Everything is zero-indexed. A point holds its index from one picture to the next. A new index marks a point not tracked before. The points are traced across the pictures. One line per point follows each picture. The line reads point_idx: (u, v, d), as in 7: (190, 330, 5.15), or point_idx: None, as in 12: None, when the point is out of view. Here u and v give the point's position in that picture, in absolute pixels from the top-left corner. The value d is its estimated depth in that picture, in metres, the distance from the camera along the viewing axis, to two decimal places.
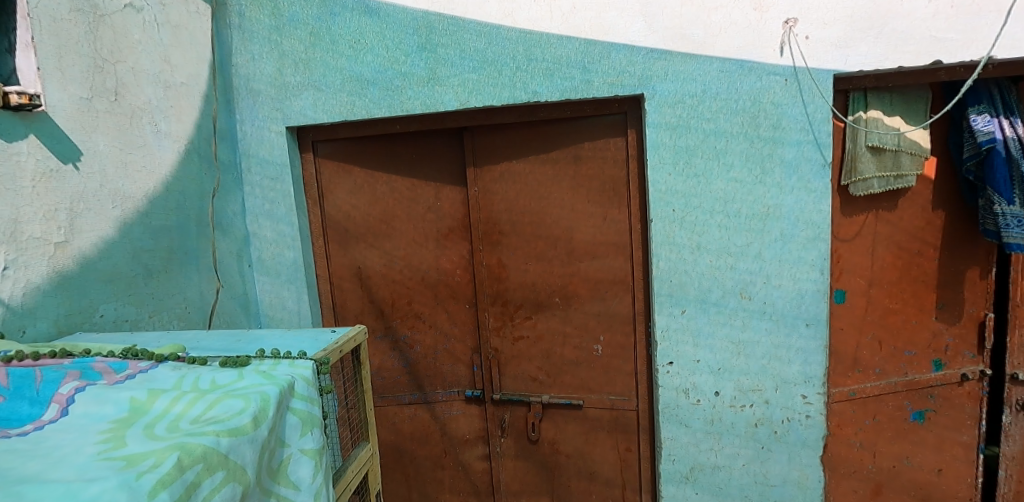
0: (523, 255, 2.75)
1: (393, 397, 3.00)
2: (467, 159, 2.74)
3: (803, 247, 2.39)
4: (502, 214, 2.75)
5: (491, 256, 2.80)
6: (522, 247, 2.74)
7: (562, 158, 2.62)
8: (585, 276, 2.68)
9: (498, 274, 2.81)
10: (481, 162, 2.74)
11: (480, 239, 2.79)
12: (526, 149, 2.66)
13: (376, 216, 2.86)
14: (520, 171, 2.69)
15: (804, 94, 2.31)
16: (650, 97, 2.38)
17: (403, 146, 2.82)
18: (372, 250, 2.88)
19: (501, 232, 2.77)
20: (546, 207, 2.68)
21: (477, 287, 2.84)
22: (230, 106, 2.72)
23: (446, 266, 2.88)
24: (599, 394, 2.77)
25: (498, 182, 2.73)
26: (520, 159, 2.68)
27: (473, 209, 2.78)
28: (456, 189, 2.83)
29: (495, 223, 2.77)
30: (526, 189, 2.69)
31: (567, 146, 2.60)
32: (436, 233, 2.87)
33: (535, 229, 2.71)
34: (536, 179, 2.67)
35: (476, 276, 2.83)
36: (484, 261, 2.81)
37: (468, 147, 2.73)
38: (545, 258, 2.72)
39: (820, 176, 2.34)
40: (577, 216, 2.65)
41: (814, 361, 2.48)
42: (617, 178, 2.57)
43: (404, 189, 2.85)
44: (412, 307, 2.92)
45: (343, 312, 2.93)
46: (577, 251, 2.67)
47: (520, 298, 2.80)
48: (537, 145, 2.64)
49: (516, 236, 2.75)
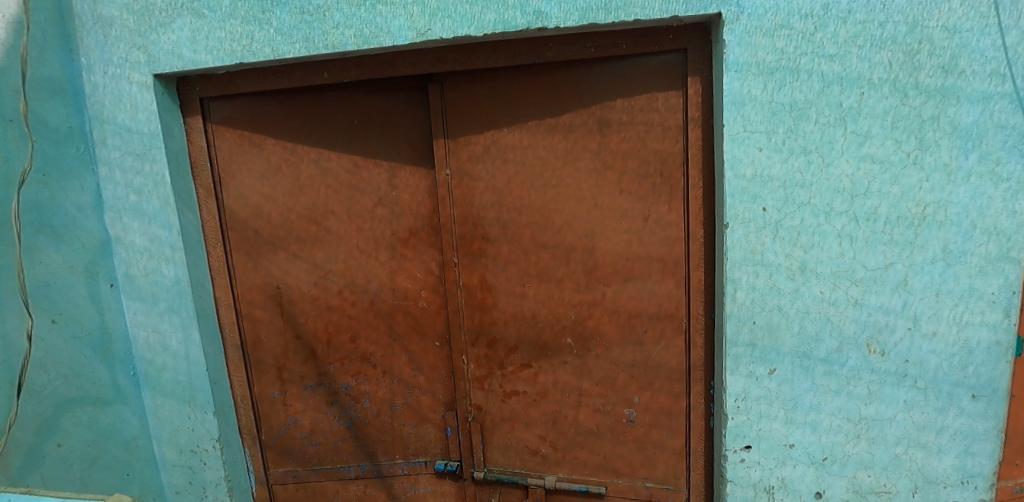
0: (518, 273, 1.80)
1: (333, 470, 2.10)
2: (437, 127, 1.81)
3: (978, 273, 1.44)
4: (487, 210, 1.80)
5: (469, 274, 1.86)
6: (516, 262, 1.80)
7: (582, 124, 1.66)
8: (613, 308, 1.74)
9: (480, 301, 1.87)
10: (456, 132, 1.79)
11: (454, 248, 1.86)
12: (526, 112, 1.70)
13: (300, 212, 1.92)
14: (517, 144, 1.73)
15: (1001, 11, 1.33)
16: (732, 18, 1.41)
17: (340, 108, 1.87)
18: (296, 262, 1.94)
19: (485, 238, 1.82)
20: (553, 201, 1.72)
21: (452, 318, 1.92)
22: (70, 44, 1.77)
23: (405, 286, 1.95)
24: (631, 479, 1.86)
25: (481, 163, 1.78)
26: (515, 129, 1.72)
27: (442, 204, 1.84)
28: (421, 172, 1.89)
29: (475, 224, 1.82)
30: (523, 172, 1.73)
31: (588, 105, 1.64)
32: (390, 237, 1.93)
33: (538, 235, 1.76)
34: (538, 157, 1.71)
35: (449, 303, 1.91)
36: (460, 281, 1.88)
37: (436, 108, 1.79)
38: (549, 280, 1.78)
39: (1020, 153, 1.38)
40: (602, 216, 1.69)
41: (980, 452, 1.54)
42: (667, 157, 1.61)
43: (343, 171, 1.90)
44: (357, 345, 1.99)
45: (255, 352, 2.01)
46: (602, 269, 1.72)
47: (513, 337, 1.86)
48: (543, 104, 1.68)
49: (506, 244, 1.80)
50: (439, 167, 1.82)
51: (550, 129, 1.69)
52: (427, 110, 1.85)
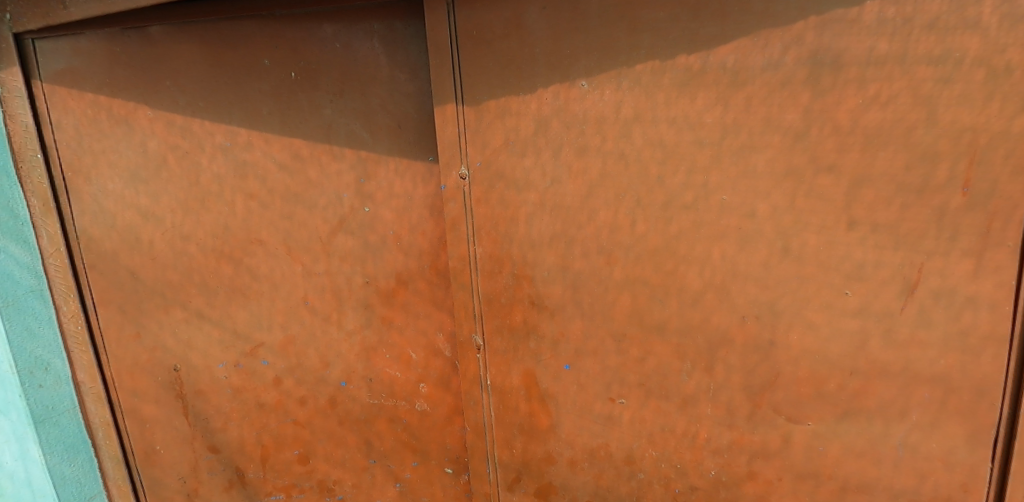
0: (601, 378, 0.90)
1: None
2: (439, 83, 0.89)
3: None
4: (541, 251, 0.89)
5: (505, 368, 0.97)
6: (598, 356, 0.90)
7: (766, 68, 0.72)
8: (808, 470, 0.82)
9: (525, 420, 0.98)
10: (478, 91, 0.88)
11: (476, 317, 0.96)
12: (633, 43, 0.78)
13: (203, 241, 1.06)
14: (609, 115, 0.82)
15: None
16: None
17: (261, 51, 0.98)
18: (200, 329, 1.10)
19: (535, 306, 0.92)
20: (685, 241, 0.81)
21: (471, 440, 1.04)
22: None
23: (390, 376, 1.08)
24: None
25: (531, 154, 0.87)
26: (606, 81, 0.80)
27: (451, 233, 0.94)
28: (413, 170, 1.00)
29: (517, 276, 0.92)
30: (621, 175, 0.83)
31: (786, 20, 0.70)
32: (362, 288, 1.06)
33: (649, 307, 0.85)
34: (653, 144, 0.80)
35: (467, 415, 1.03)
36: (486, 380, 0.99)
37: (438, 43, 0.87)
38: (668, 397, 0.87)
39: None
40: (796, 277, 0.76)
41: None
42: (992, 146, 0.65)
43: (275, 167, 1.03)
44: (312, 469, 1.15)
45: (151, 468, 1.20)
46: (787, 390, 0.80)
47: (587, 489, 0.97)
48: (674, 23, 0.75)
49: (579, 318, 0.90)
50: (446, 162, 0.91)
51: (686, 81, 0.77)
52: (424, 50, 0.94)
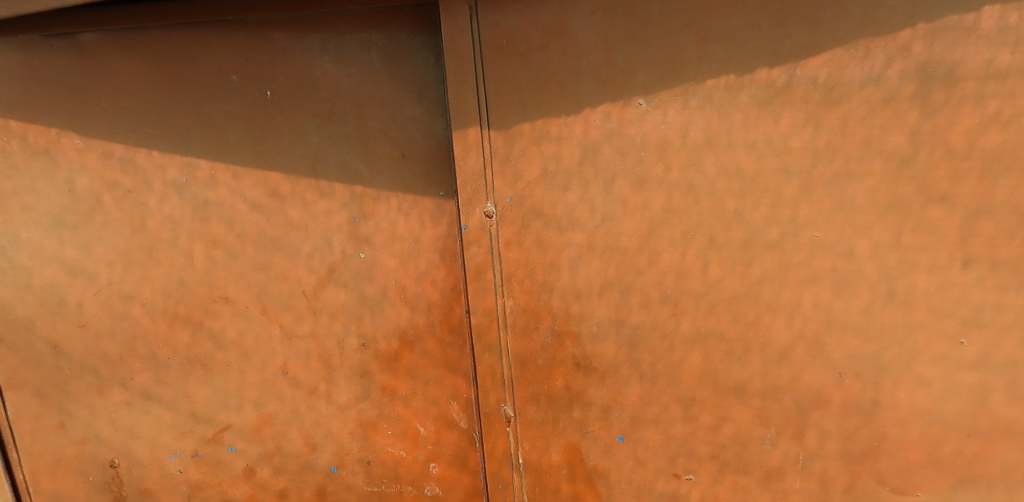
0: (663, 450, 0.76)
1: None
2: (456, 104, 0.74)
3: None
4: (589, 302, 0.75)
5: (543, 445, 0.80)
6: (660, 425, 0.75)
7: (866, 83, 0.62)
8: None
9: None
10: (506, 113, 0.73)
11: (505, 386, 0.80)
12: (703, 55, 0.66)
13: (150, 302, 0.84)
14: (674, 140, 0.69)
15: None
16: None
17: (230, 65, 0.79)
18: (154, 413, 0.86)
19: (580, 368, 0.77)
20: (769, 286, 0.69)
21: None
22: None
23: (393, 456, 0.89)
24: None
25: (576, 186, 0.72)
26: (671, 99, 0.67)
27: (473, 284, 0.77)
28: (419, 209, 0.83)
29: (557, 333, 0.77)
30: (688, 210, 0.70)
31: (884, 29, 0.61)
32: (358, 352, 0.87)
33: (725, 366, 0.72)
34: (728, 173, 0.68)
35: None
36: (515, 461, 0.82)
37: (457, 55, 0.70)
38: (746, 471, 0.73)
39: None
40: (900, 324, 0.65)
41: None
42: None
43: (246, 206, 0.83)
44: None
45: None
46: (893, 457, 0.68)
47: None
48: (754, 33, 0.64)
49: (635, 381, 0.75)
50: (469, 197, 0.74)
51: (769, 98, 0.65)
52: (433, 66, 0.80)
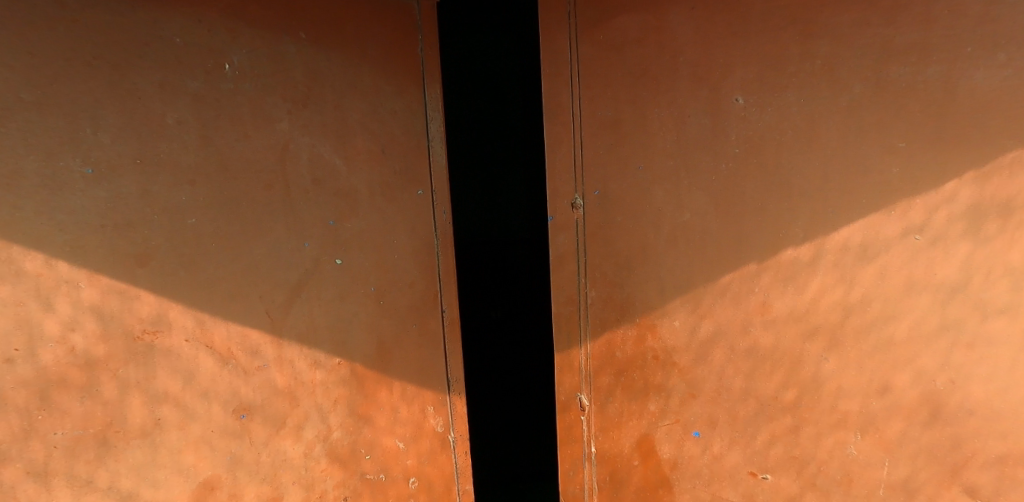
0: (730, 448, 1.21)
1: None
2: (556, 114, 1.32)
3: None
4: (670, 297, 1.24)
5: (616, 432, 1.34)
6: (722, 418, 1.21)
7: (907, 233, 1.04)
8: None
9: (637, 484, 1.32)
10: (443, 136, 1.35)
11: (580, 374, 1.37)
12: (808, 52, 1.08)
13: (73, 346, 0.77)
14: (851, 245, 1.08)
15: None
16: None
17: (172, 30, 0.90)
18: (107, 472, 0.80)
19: (657, 358, 1.26)
20: (874, 338, 1.07)
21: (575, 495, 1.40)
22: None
23: (371, 471, 1.15)
24: None
25: (653, 164, 1.22)
26: (762, 93, 1.12)
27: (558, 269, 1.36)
28: (395, 205, 1.23)
29: (639, 330, 1.28)
30: (731, 199, 1.16)
31: (944, 176, 1.00)
32: (337, 368, 1.10)
33: (818, 373, 1.12)
34: (755, 191, 1.15)
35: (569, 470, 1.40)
36: (587, 447, 1.38)
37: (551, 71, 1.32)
38: (808, 453, 1.15)
39: None
40: (918, 355, 1.05)
41: None
42: None
43: (205, 357, 0.91)
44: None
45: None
46: (911, 424, 1.06)
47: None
48: (858, 36, 1.03)
49: (716, 377, 1.21)
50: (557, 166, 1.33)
51: (834, 259, 1.09)
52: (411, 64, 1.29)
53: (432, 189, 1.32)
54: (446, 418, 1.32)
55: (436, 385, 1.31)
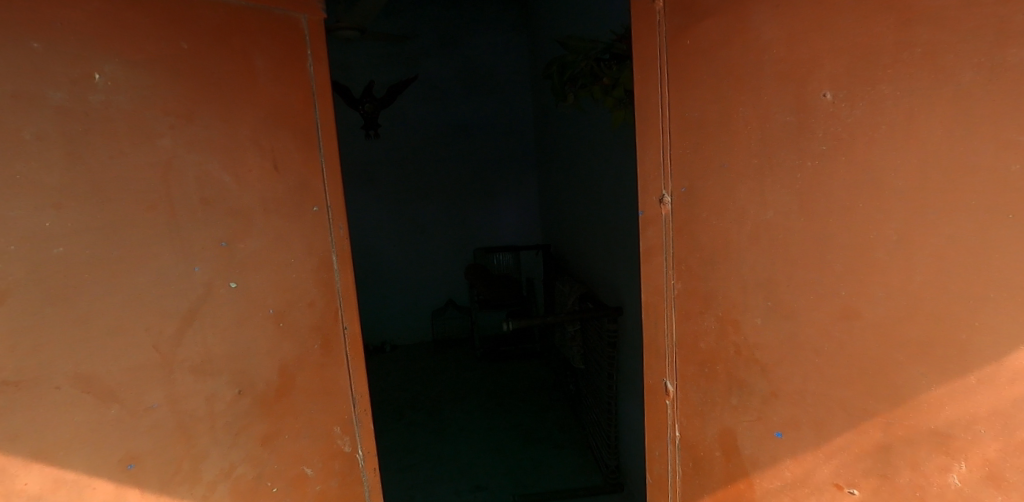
0: (810, 451, 1.22)
1: None
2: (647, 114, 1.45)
3: None
4: (750, 294, 1.27)
5: (700, 418, 1.48)
6: (807, 421, 1.21)
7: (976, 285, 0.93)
8: None
9: (720, 474, 1.45)
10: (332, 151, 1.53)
11: (666, 358, 1.55)
12: (902, 40, 0.95)
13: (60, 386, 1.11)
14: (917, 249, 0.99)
15: None
16: None
17: (59, 73, 1.10)
18: (27, 478, 1.09)
19: (739, 352, 1.33)
20: (945, 366, 0.98)
21: (662, 474, 1.65)
22: None
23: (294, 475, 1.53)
24: None
25: (734, 167, 1.25)
26: (855, 87, 1.02)
27: (648, 260, 1.53)
28: (274, 222, 1.43)
29: (722, 323, 1.36)
30: (817, 205, 1.11)
31: None
32: (241, 396, 1.39)
33: (903, 383, 1.04)
34: (848, 192, 1.06)
35: (656, 451, 1.66)
36: (675, 431, 1.57)
37: (644, 72, 1.44)
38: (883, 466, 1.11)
39: None
40: (930, 388, 1.01)
41: None
42: None
43: (94, 399, 1.16)
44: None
45: None
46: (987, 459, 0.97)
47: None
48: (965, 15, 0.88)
49: (801, 381, 1.21)
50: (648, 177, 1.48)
51: (900, 293, 1.02)
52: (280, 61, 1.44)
53: (325, 205, 1.53)
54: (352, 441, 1.65)
55: (341, 408, 1.62)
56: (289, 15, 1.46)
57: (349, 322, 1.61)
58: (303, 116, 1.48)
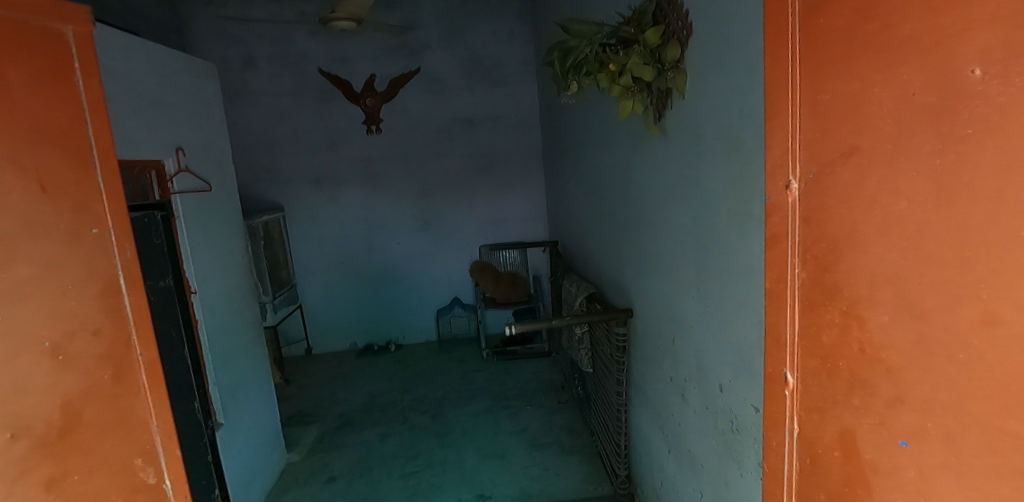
0: (941, 472, 0.92)
1: None
2: (772, 99, 1.20)
3: None
4: (877, 288, 0.98)
5: (817, 418, 1.20)
6: (937, 435, 0.91)
7: None
8: None
9: (837, 478, 1.16)
10: (110, 168, 1.27)
11: (790, 347, 1.28)
12: None
13: None
14: None
15: None
16: None
17: None
18: None
19: (864, 350, 1.04)
20: None
21: (778, 466, 1.38)
22: None
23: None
24: None
25: (867, 142, 0.96)
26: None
27: (772, 247, 1.28)
28: (44, 251, 1.13)
29: (844, 316, 1.07)
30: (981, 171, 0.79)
31: None
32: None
33: None
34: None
35: (774, 441, 1.39)
36: (792, 425, 1.30)
37: (773, 44, 1.19)
38: None
39: None
40: None
41: None
42: None
43: None
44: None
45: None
46: None
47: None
48: None
49: (931, 388, 0.91)
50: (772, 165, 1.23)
51: None
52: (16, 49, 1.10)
53: (108, 227, 1.25)
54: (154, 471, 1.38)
55: (141, 440, 1.34)
56: (49, 24, 1.15)
57: (143, 348, 1.34)
58: (77, 130, 1.19)
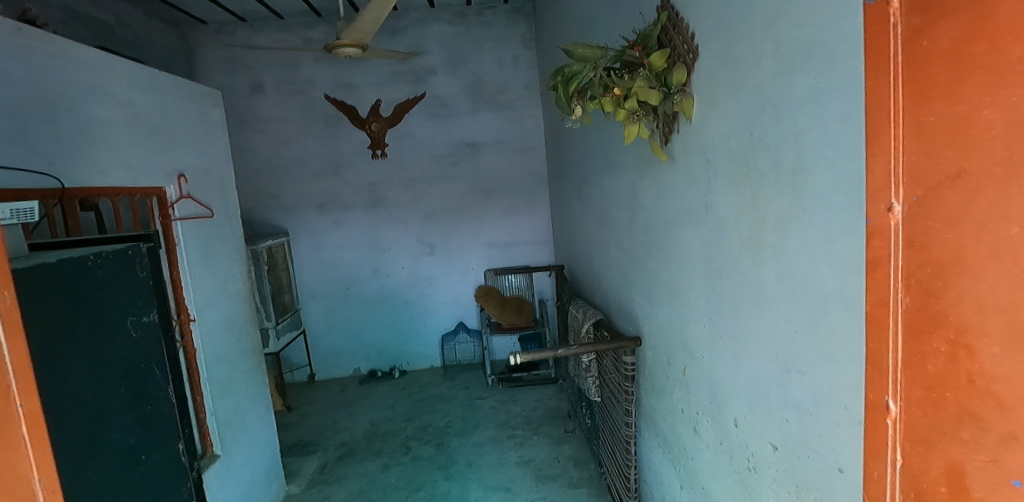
0: None
1: None
2: (876, 122, 1.22)
3: None
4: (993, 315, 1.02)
5: (922, 454, 1.20)
6: None
7: None
8: None
9: None
10: None
11: (888, 380, 1.27)
12: None
13: None
14: None
15: None
16: None
17: None
18: None
19: (976, 382, 1.06)
20: None
21: (881, 497, 1.36)
22: None
23: None
24: None
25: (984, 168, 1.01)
26: None
27: (875, 271, 1.28)
28: None
29: (952, 345, 1.10)
30: None
31: None
32: None
33: None
34: None
35: (875, 472, 1.36)
36: (895, 457, 1.28)
37: (875, 64, 1.21)
38: None
39: None
40: None
41: None
42: None
43: None
44: None
45: None
46: None
47: None
48: None
49: None
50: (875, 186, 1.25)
51: None
52: None
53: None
54: None
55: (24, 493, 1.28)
56: None
57: (24, 399, 1.26)
58: None
